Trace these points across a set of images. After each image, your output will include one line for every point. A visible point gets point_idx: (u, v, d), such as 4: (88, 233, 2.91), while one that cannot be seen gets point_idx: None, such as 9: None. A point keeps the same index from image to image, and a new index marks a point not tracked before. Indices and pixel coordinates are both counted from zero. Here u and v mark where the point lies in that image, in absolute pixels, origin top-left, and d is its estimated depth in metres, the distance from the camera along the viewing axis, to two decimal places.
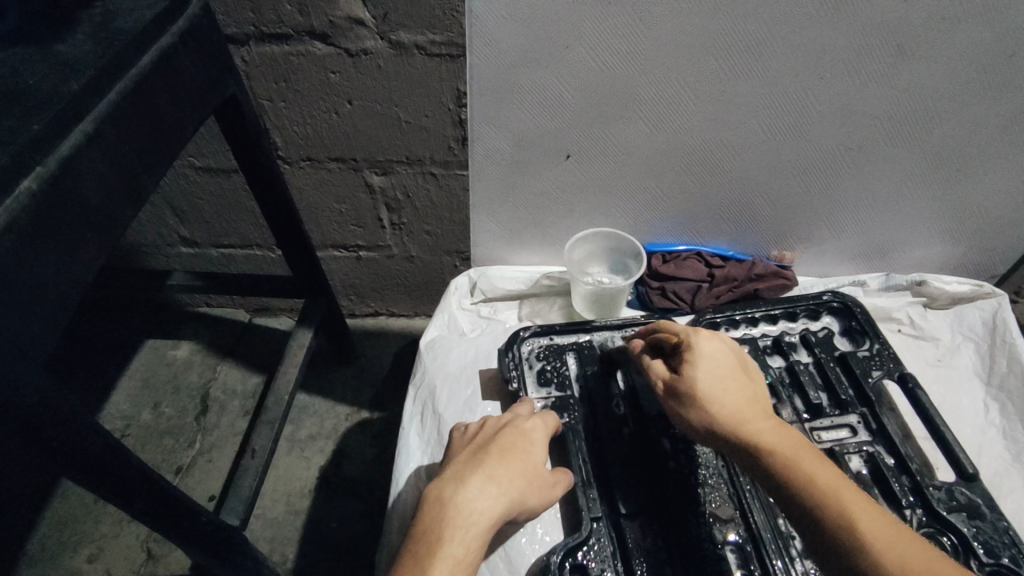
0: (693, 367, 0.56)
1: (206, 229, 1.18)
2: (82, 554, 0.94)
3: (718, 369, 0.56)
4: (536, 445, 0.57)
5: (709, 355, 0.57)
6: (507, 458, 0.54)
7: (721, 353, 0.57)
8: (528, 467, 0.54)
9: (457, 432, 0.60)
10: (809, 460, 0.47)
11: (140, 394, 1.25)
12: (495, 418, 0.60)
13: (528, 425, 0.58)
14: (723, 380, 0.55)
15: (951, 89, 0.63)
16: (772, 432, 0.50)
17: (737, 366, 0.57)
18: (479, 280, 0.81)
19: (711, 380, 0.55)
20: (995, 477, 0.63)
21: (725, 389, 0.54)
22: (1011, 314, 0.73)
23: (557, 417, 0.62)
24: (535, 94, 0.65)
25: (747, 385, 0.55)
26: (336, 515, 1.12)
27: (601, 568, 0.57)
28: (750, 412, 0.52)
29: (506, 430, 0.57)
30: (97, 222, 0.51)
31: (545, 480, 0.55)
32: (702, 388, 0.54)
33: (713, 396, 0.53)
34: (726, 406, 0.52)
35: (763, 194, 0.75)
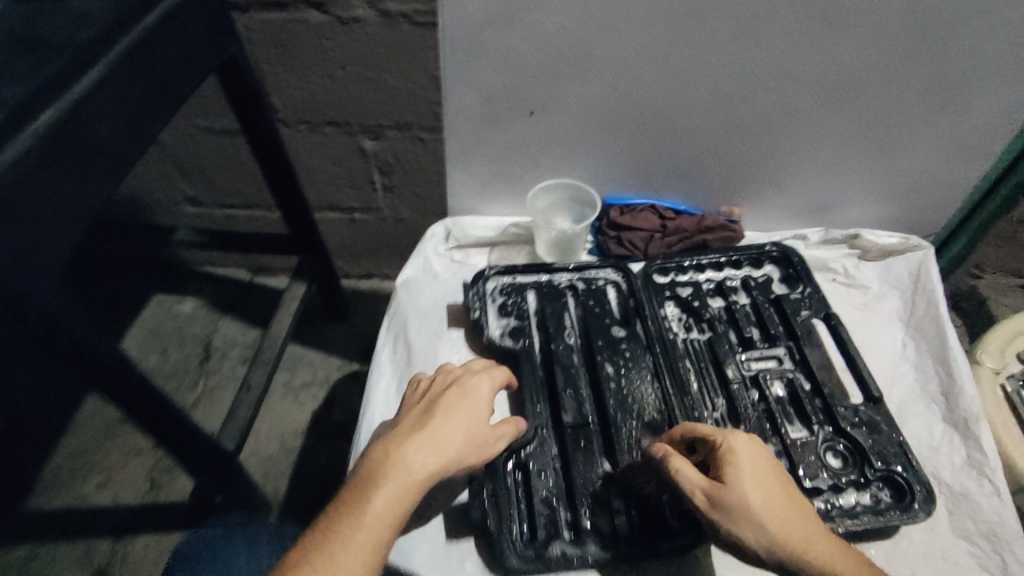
0: (745, 484, 0.53)
1: (211, 189, 1.27)
2: (93, 482, 1.09)
3: (761, 479, 0.54)
4: (480, 402, 0.61)
5: (749, 465, 0.54)
6: (451, 417, 0.59)
7: (758, 459, 0.55)
8: (470, 425, 0.59)
9: (409, 388, 0.65)
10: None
11: (148, 342, 1.34)
12: (445, 375, 0.64)
13: (473, 384, 0.62)
14: (767, 491, 0.53)
15: (874, 56, 0.70)
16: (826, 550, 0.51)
17: (769, 467, 0.55)
18: (453, 228, 0.88)
19: (763, 497, 0.53)
20: (903, 404, 0.72)
21: (775, 505, 0.53)
22: (934, 265, 0.80)
23: (506, 372, 0.66)
24: (499, 54, 0.72)
25: (782, 484, 0.55)
26: (325, 454, 1.21)
27: (542, 467, 0.65)
28: (802, 528, 0.52)
29: (451, 392, 0.61)
30: (105, 152, 0.63)
31: (486, 435, 0.60)
32: (760, 507, 0.52)
33: (773, 516, 0.52)
34: (784, 525, 0.51)
35: (711, 153, 0.82)
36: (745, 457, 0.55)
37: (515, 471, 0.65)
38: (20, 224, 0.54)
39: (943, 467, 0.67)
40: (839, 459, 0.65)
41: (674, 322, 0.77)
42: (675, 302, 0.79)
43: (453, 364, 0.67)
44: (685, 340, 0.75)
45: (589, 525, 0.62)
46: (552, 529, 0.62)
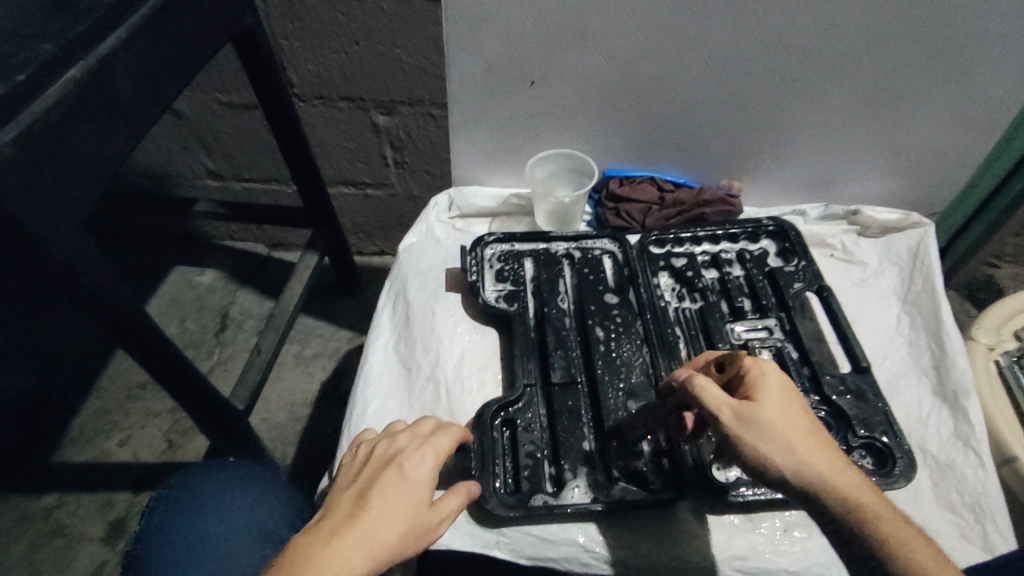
0: (773, 402, 0.47)
1: (230, 163, 1.31)
2: (114, 439, 1.13)
3: (792, 407, 0.48)
4: (422, 480, 0.51)
5: (778, 387, 0.49)
6: (386, 501, 0.48)
7: (788, 385, 0.49)
8: (411, 507, 0.49)
9: (339, 477, 0.55)
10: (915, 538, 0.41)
11: (168, 311, 1.40)
12: (380, 453, 0.55)
13: (415, 459, 0.53)
14: (797, 418, 0.47)
15: (875, 26, 0.70)
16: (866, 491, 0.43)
17: (798, 399, 0.49)
18: (456, 197, 0.91)
19: (792, 417, 0.47)
20: (894, 376, 0.71)
21: (805, 430, 0.46)
22: (933, 242, 0.80)
23: (455, 437, 0.57)
24: (500, 23, 0.74)
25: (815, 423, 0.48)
26: (332, 422, 1.25)
27: (527, 423, 0.67)
28: (833, 458, 0.45)
29: (389, 470, 0.51)
30: (125, 111, 0.69)
31: (430, 518, 0.49)
32: (786, 428, 0.46)
33: (802, 439, 0.46)
34: (812, 448, 0.45)
35: (710, 126, 0.83)
36: (775, 383, 0.49)
37: (502, 426, 0.67)
38: (45, 173, 0.59)
39: (930, 439, 0.66)
40: (822, 426, 0.66)
41: (667, 292, 0.79)
42: (669, 273, 0.80)
43: (394, 433, 0.58)
44: (677, 309, 0.77)
45: (570, 477, 0.63)
46: (534, 482, 0.63)
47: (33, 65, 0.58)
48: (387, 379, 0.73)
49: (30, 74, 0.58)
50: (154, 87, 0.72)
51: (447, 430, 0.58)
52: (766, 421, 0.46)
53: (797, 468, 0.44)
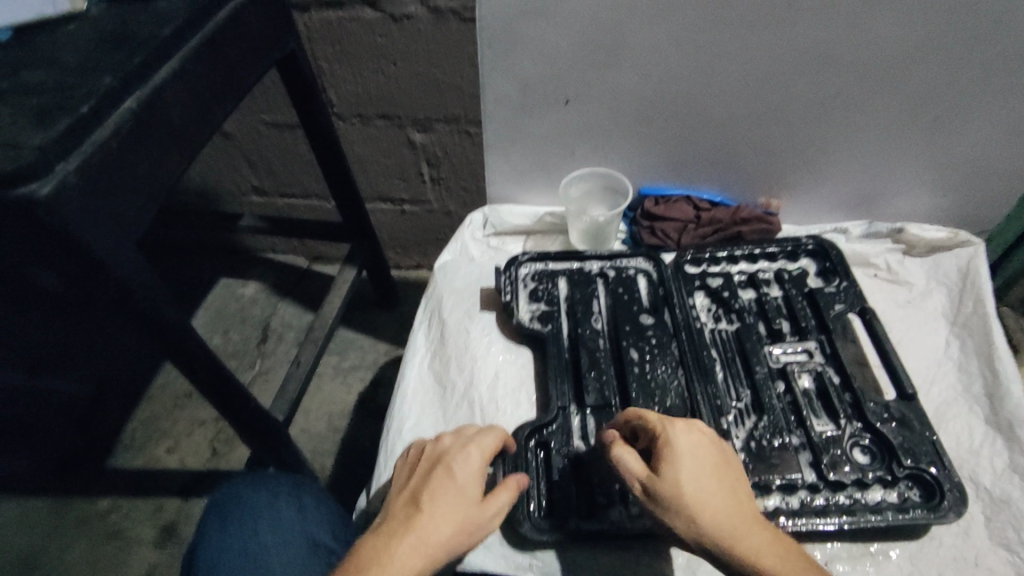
0: (678, 470, 0.51)
1: (273, 180, 1.36)
2: (162, 446, 1.18)
3: (699, 468, 0.52)
4: (469, 478, 0.55)
5: (687, 452, 0.53)
6: (436, 503, 0.52)
7: (699, 449, 0.53)
8: (461, 505, 0.52)
9: (397, 473, 0.59)
10: None
11: (214, 322, 1.45)
12: (431, 452, 0.58)
13: (460, 458, 0.56)
14: (704, 481, 0.51)
15: (918, 40, 0.68)
16: (769, 551, 0.47)
17: (714, 463, 0.53)
18: (490, 215, 0.91)
19: (699, 485, 0.50)
20: (943, 403, 0.68)
21: (713, 497, 0.50)
22: (984, 262, 0.77)
23: (498, 434, 0.60)
24: (535, 46, 0.75)
25: (728, 480, 0.52)
26: (369, 434, 1.27)
27: (561, 446, 0.67)
28: (742, 521, 0.49)
29: (437, 471, 0.55)
30: (177, 138, 0.72)
31: (480, 514, 0.53)
32: (697, 498, 0.50)
33: (708, 508, 0.49)
34: (715, 514, 0.49)
35: (748, 143, 0.82)
36: (685, 446, 0.53)
37: (536, 449, 0.67)
38: (102, 200, 0.62)
39: (983, 471, 0.63)
40: (866, 455, 0.64)
41: (703, 313, 0.77)
42: (705, 293, 0.79)
43: (442, 434, 0.61)
44: (713, 331, 0.75)
45: (604, 501, 0.63)
46: (568, 506, 0.63)
47: (93, 98, 0.61)
48: (422, 397, 0.74)
49: (92, 106, 0.61)
50: (202, 114, 0.76)
51: (490, 431, 0.61)
52: (670, 491, 0.50)
53: (699, 533, 0.49)
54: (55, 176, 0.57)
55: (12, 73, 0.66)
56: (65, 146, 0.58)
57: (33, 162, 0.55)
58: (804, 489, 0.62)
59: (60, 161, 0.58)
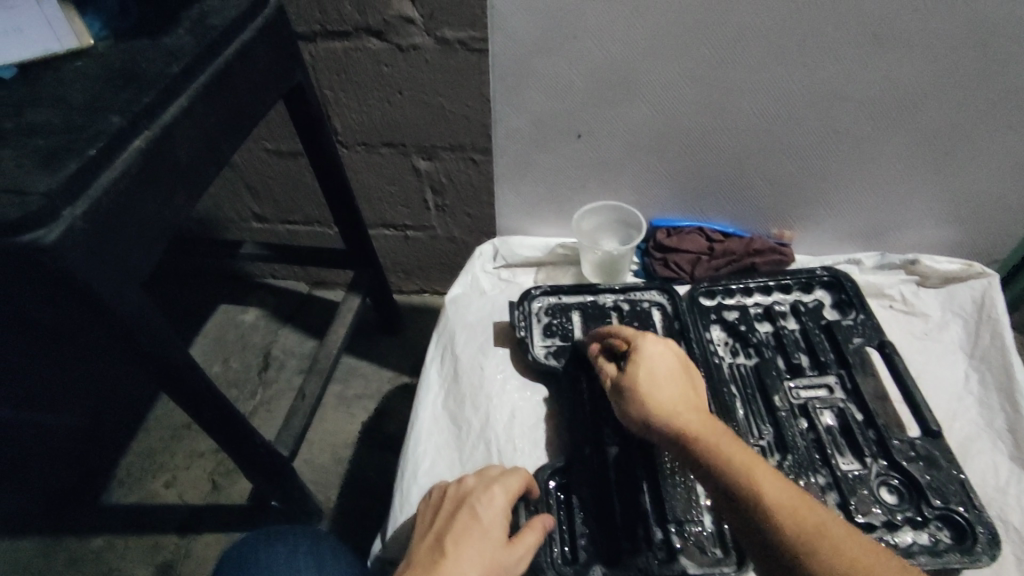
0: (637, 364, 0.60)
1: (275, 207, 1.34)
2: (160, 480, 1.15)
3: (659, 367, 0.59)
4: (494, 520, 0.54)
5: (652, 354, 0.61)
6: (462, 546, 0.51)
7: (663, 354, 0.60)
8: (488, 548, 0.51)
9: (420, 514, 0.58)
10: (733, 451, 0.50)
11: (213, 350, 1.43)
12: (454, 492, 0.57)
13: (485, 499, 0.55)
14: (659, 377, 0.58)
15: (930, 76, 0.68)
16: (699, 424, 0.53)
17: (676, 367, 0.60)
18: (501, 247, 0.91)
19: (652, 376, 0.58)
20: (966, 439, 0.68)
21: (663, 383, 0.58)
22: (999, 293, 0.77)
23: (522, 475, 0.59)
24: (548, 80, 0.74)
25: (685, 380, 0.59)
26: (374, 465, 1.25)
27: (584, 489, 0.66)
28: (684, 406, 0.55)
29: (462, 514, 0.54)
30: (185, 175, 0.71)
31: (507, 558, 0.52)
32: (645, 385, 0.57)
33: (654, 390, 0.57)
34: (660, 393, 0.56)
35: (760, 175, 0.82)
36: (652, 351, 0.61)
37: (557, 491, 0.67)
38: (110, 243, 0.61)
39: (1011, 510, 0.62)
40: (893, 494, 0.63)
41: (721, 347, 0.77)
42: (721, 326, 0.78)
43: (464, 475, 0.60)
44: (732, 365, 0.75)
45: (629, 547, 0.62)
46: (592, 551, 0.62)
47: (102, 139, 0.60)
48: (437, 437, 0.72)
49: (100, 148, 0.59)
50: (212, 150, 0.75)
51: (514, 470, 0.60)
52: (627, 379, 0.59)
53: (643, 411, 0.56)
54: (62, 222, 0.56)
55: (18, 112, 0.64)
56: (73, 190, 0.57)
57: (39, 209, 0.54)
58: None
59: (67, 208, 0.57)
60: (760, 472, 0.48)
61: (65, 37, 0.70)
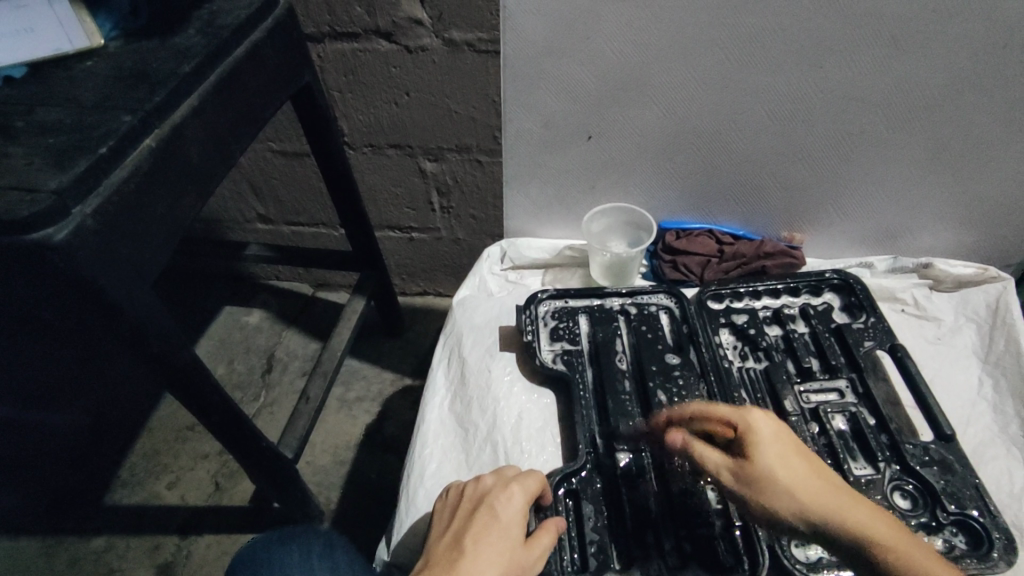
0: (769, 458, 0.49)
1: (280, 208, 1.34)
2: (163, 481, 1.14)
3: (784, 452, 0.50)
4: (513, 521, 0.53)
5: (772, 437, 0.51)
6: (481, 545, 0.50)
7: (782, 432, 0.51)
8: (506, 548, 0.50)
9: (434, 508, 0.57)
10: (931, 563, 0.44)
11: (216, 352, 1.42)
12: (471, 489, 0.56)
13: (503, 499, 0.54)
14: (793, 462, 0.49)
15: (944, 80, 0.68)
16: (876, 523, 0.46)
17: (800, 444, 0.51)
18: (509, 249, 0.90)
19: (794, 475, 0.48)
20: (980, 445, 0.67)
21: (806, 479, 0.48)
22: (1014, 297, 0.76)
23: (540, 477, 0.58)
24: (557, 81, 0.74)
25: (812, 459, 0.50)
26: (376, 467, 1.24)
27: (594, 493, 0.65)
28: (840, 500, 0.47)
29: (480, 513, 0.53)
30: (195, 173, 0.70)
31: (523, 559, 0.51)
32: (786, 479, 0.48)
33: (810, 495, 0.47)
34: (816, 498, 0.47)
35: (770, 177, 0.81)
36: (768, 431, 0.51)
37: (566, 499, 0.65)
38: (120, 241, 0.60)
39: None
40: (907, 500, 0.62)
41: (730, 350, 0.76)
42: (730, 329, 0.77)
43: (480, 473, 0.59)
44: (741, 369, 0.74)
45: (640, 554, 0.61)
46: (603, 557, 0.61)
47: (113, 138, 0.60)
48: (444, 440, 0.71)
49: (111, 146, 0.59)
50: (221, 149, 0.74)
51: (531, 471, 0.59)
52: (766, 480, 0.48)
53: (801, 510, 0.47)
54: (72, 219, 0.56)
55: (28, 110, 0.64)
56: (83, 188, 0.57)
57: (50, 206, 0.54)
58: None
59: (78, 203, 0.56)
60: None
61: (76, 37, 0.70)
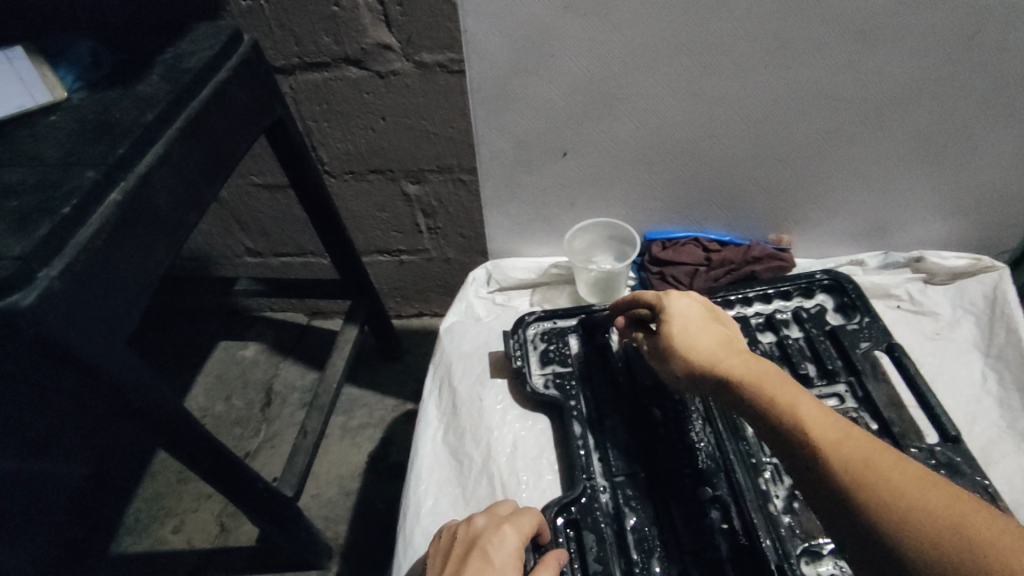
0: (673, 324, 0.57)
1: (268, 240, 1.33)
2: (167, 526, 1.13)
3: (693, 321, 0.57)
4: (507, 561, 0.52)
5: (680, 312, 0.58)
6: None
7: (688, 307, 0.58)
8: None
9: (430, 555, 0.56)
10: (793, 395, 0.46)
11: (214, 389, 1.40)
12: (464, 533, 0.55)
13: (496, 540, 0.53)
14: (693, 327, 0.56)
15: (920, 72, 0.66)
16: (748, 366, 0.50)
17: (711, 320, 0.57)
18: (494, 271, 0.89)
19: (690, 337, 0.55)
20: (989, 443, 0.65)
21: (702, 339, 0.54)
22: (1010, 287, 0.75)
23: (535, 514, 0.57)
24: (529, 101, 0.73)
25: (722, 329, 0.56)
26: (383, 496, 1.22)
27: (596, 522, 0.63)
28: (723, 351, 0.53)
29: (473, 556, 0.52)
30: (166, 224, 0.67)
31: None
32: (676, 335, 0.55)
33: (701, 349, 0.53)
34: (702, 350, 0.53)
35: (753, 181, 0.80)
36: (679, 307, 0.58)
37: (566, 528, 0.63)
38: (93, 301, 0.57)
39: None
40: None
41: None
42: None
43: (473, 514, 0.58)
44: None
45: None
46: None
47: (76, 195, 0.57)
48: (439, 474, 0.70)
49: (74, 206, 0.57)
50: (192, 195, 0.71)
51: (527, 508, 0.58)
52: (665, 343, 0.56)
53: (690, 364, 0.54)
54: (36, 286, 0.52)
55: None
56: (46, 251, 0.54)
57: (11, 273, 0.51)
58: None
59: (42, 268, 0.53)
60: (829, 431, 0.43)
61: (34, 91, 0.69)
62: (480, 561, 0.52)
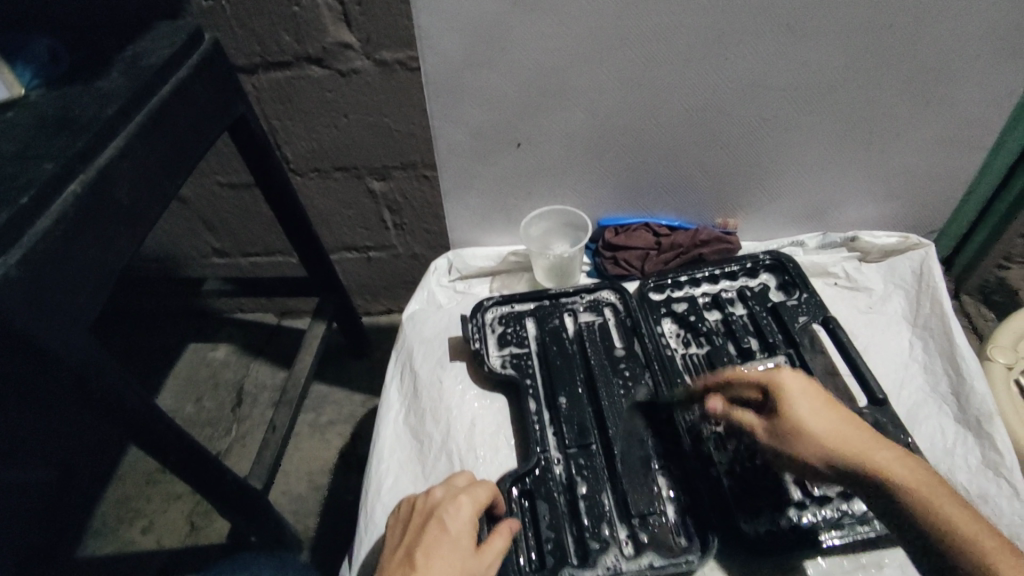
0: (799, 406, 0.54)
1: (234, 240, 1.34)
2: (136, 526, 1.11)
3: (812, 401, 0.55)
4: (462, 530, 0.54)
5: (800, 388, 0.56)
6: (432, 559, 0.52)
7: (809, 383, 0.56)
8: (457, 558, 0.52)
9: (391, 524, 0.59)
10: (944, 500, 0.48)
11: (184, 391, 1.40)
12: (422, 503, 0.58)
13: (452, 510, 0.56)
14: (817, 409, 0.54)
15: (844, 63, 0.71)
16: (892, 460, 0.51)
17: (826, 397, 0.56)
18: (455, 260, 0.92)
19: (820, 419, 0.54)
20: (914, 405, 0.69)
21: (835, 424, 0.53)
22: (936, 262, 0.80)
23: (490, 485, 0.59)
24: (481, 94, 0.76)
25: (838, 409, 0.55)
26: (353, 489, 1.24)
27: (550, 493, 0.66)
28: (859, 440, 0.52)
29: (430, 526, 0.54)
30: (126, 216, 0.68)
31: (475, 566, 0.52)
32: (805, 424, 0.54)
33: (840, 439, 0.53)
34: (843, 442, 0.52)
35: (698, 167, 0.84)
36: (794, 385, 0.56)
37: (520, 499, 0.66)
38: (53, 289, 0.58)
39: (959, 470, 0.64)
40: None
41: (672, 339, 0.78)
42: (672, 319, 0.80)
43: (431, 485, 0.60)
44: (684, 356, 0.76)
45: (597, 547, 0.62)
46: (559, 554, 0.62)
47: (34, 186, 0.58)
48: (400, 454, 0.72)
49: (32, 195, 0.58)
50: (154, 187, 0.72)
51: (485, 479, 0.60)
52: (791, 424, 0.54)
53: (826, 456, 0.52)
54: None
55: None
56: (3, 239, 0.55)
57: None
58: (793, 507, 0.63)
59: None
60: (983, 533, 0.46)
61: None
62: (436, 531, 0.54)
